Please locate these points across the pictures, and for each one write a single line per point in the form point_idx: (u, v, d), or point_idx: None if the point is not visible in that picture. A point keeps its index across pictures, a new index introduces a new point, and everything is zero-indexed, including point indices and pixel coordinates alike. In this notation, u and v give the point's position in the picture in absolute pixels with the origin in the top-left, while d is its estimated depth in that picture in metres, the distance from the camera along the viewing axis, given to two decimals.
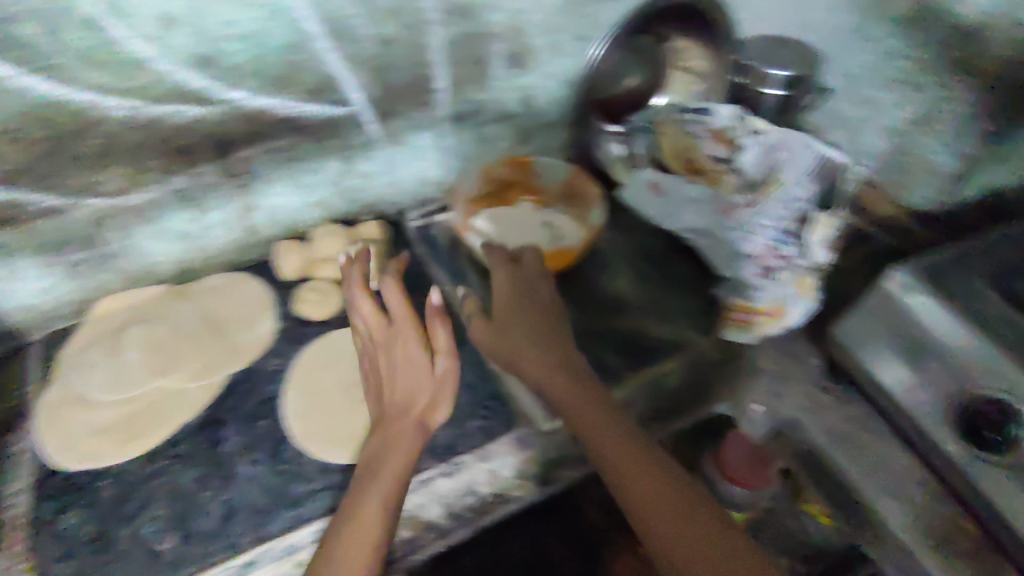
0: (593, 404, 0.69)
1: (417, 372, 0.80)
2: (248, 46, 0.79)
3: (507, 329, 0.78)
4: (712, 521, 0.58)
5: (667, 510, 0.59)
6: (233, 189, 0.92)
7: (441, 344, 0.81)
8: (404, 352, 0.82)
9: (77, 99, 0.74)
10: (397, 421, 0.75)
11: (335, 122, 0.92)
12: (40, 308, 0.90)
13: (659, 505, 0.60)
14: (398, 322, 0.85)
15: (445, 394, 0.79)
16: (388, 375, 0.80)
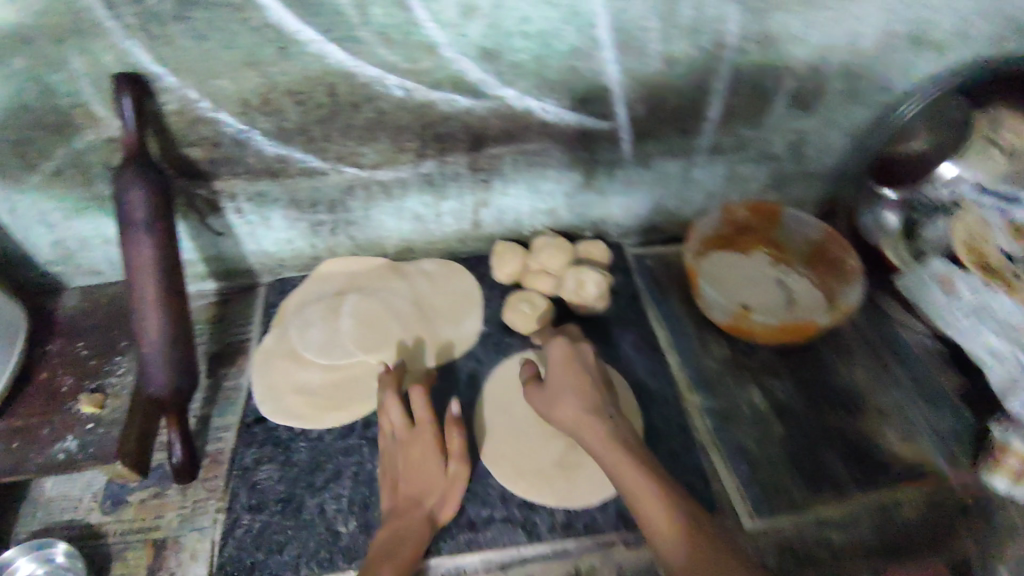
0: (605, 435, 0.66)
1: (426, 470, 0.71)
2: (534, 45, 0.75)
3: (558, 392, 0.71)
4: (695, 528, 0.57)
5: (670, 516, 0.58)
6: (473, 183, 0.89)
7: (456, 450, 0.72)
8: (420, 456, 0.71)
9: (365, 73, 0.74)
10: (411, 496, 0.69)
11: (591, 135, 0.86)
12: (277, 255, 0.94)
13: (633, 495, 0.61)
14: (419, 426, 0.73)
15: (455, 493, 0.71)
16: (400, 467, 0.71)
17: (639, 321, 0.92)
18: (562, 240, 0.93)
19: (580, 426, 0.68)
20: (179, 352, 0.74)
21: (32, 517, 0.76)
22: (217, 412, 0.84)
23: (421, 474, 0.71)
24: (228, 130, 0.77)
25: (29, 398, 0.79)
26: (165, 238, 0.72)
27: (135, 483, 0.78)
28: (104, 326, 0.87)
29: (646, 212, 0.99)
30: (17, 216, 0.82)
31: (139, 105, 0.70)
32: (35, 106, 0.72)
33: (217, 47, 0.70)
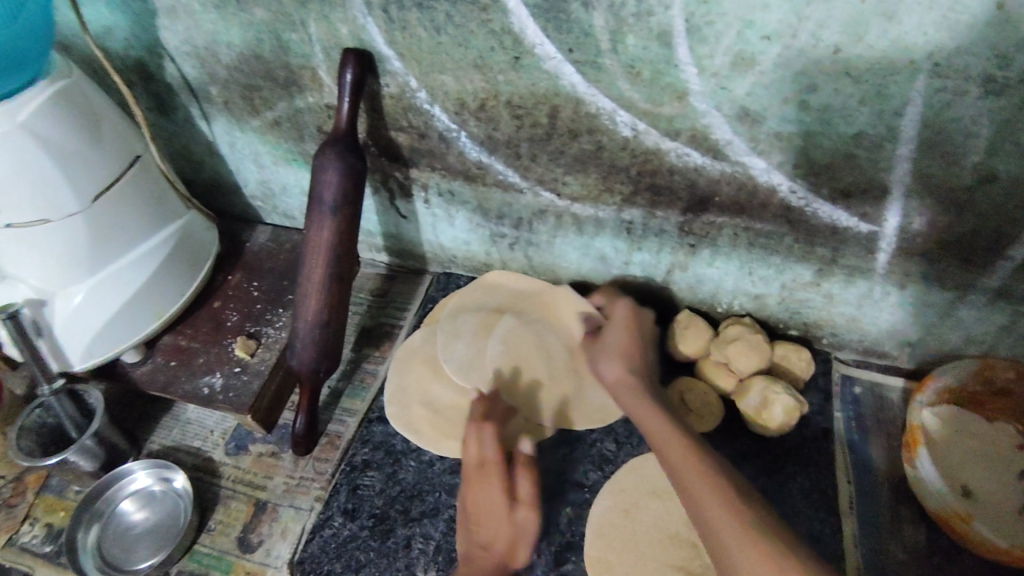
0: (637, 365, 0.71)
1: (493, 514, 0.63)
2: (809, 119, 0.60)
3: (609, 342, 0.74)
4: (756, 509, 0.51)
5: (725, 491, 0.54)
6: (676, 244, 0.77)
7: (526, 493, 0.64)
8: (484, 496, 0.64)
9: (597, 103, 0.65)
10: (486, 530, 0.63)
11: (839, 235, 0.69)
12: (451, 251, 0.91)
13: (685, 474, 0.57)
14: (485, 467, 0.65)
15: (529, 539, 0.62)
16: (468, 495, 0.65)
17: (822, 463, 0.75)
18: (761, 334, 0.78)
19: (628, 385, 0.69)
20: (327, 334, 0.73)
21: (171, 431, 0.82)
22: (348, 392, 0.83)
23: (492, 505, 0.63)
24: (438, 125, 0.73)
25: (199, 322, 0.84)
26: (347, 223, 0.70)
27: (258, 436, 0.80)
28: (279, 272, 0.89)
29: (876, 333, 0.80)
30: (237, 150, 0.86)
31: (360, 82, 0.68)
32: (271, 59, 0.72)
33: (451, 43, 0.64)
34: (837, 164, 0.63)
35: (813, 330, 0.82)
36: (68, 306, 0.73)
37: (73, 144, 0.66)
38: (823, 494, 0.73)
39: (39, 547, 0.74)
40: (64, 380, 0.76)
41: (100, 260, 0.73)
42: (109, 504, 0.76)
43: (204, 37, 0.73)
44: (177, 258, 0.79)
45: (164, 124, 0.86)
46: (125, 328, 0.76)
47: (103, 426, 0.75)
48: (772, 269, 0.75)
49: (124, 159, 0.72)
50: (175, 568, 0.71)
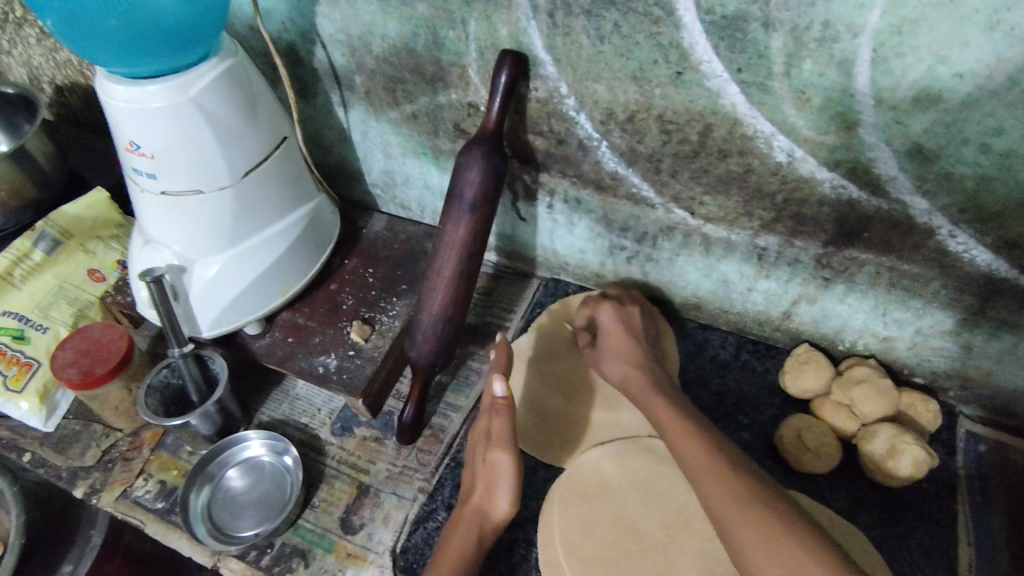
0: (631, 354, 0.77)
1: (593, 516, 0.70)
2: (990, 163, 0.57)
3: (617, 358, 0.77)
4: (765, 523, 0.54)
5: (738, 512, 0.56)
6: (809, 275, 0.74)
7: (500, 433, 0.66)
8: (589, 510, 0.71)
9: (756, 125, 0.63)
10: (476, 527, 0.64)
11: (995, 285, 0.65)
12: (564, 258, 0.90)
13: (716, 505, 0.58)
14: (587, 493, 0.72)
15: (502, 482, 0.65)
16: (580, 508, 0.71)
17: (943, 520, 0.71)
18: (888, 379, 0.74)
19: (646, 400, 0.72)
20: (448, 331, 0.74)
21: (280, 405, 0.84)
22: (453, 387, 0.84)
23: (584, 512, 0.70)
24: (580, 132, 0.72)
25: (316, 302, 0.86)
26: (483, 221, 0.71)
27: (364, 420, 0.82)
28: (395, 261, 0.90)
29: (1014, 392, 0.75)
30: (369, 139, 0.88)
31: (513, 84, 0.68)
32: (422, 53, 0.73)
33: (613, 53, 0.64)
34: (1014, 210, 0.59)
35: (941, 381, 0.78)
36: (204, 275, 0.75)
37: (231, 120, 0.69)
38: (943, 554, 0.69)
39: (150, 503, 0.77)
40: (192, 345, 0.78)
41: (238, 233, 0.75)
42: (222, 469, 0.78)
43: (359, 27, 0.74)
44: (306, 237, 0.82)
45: (303, 107, 0.88)
46: (252, 302, 0.78)
47: (225, 394, 0.78)
48: (912, 311, 0.72)
49: (272, 138, 0.74)
50: (279, 540, 0.74)
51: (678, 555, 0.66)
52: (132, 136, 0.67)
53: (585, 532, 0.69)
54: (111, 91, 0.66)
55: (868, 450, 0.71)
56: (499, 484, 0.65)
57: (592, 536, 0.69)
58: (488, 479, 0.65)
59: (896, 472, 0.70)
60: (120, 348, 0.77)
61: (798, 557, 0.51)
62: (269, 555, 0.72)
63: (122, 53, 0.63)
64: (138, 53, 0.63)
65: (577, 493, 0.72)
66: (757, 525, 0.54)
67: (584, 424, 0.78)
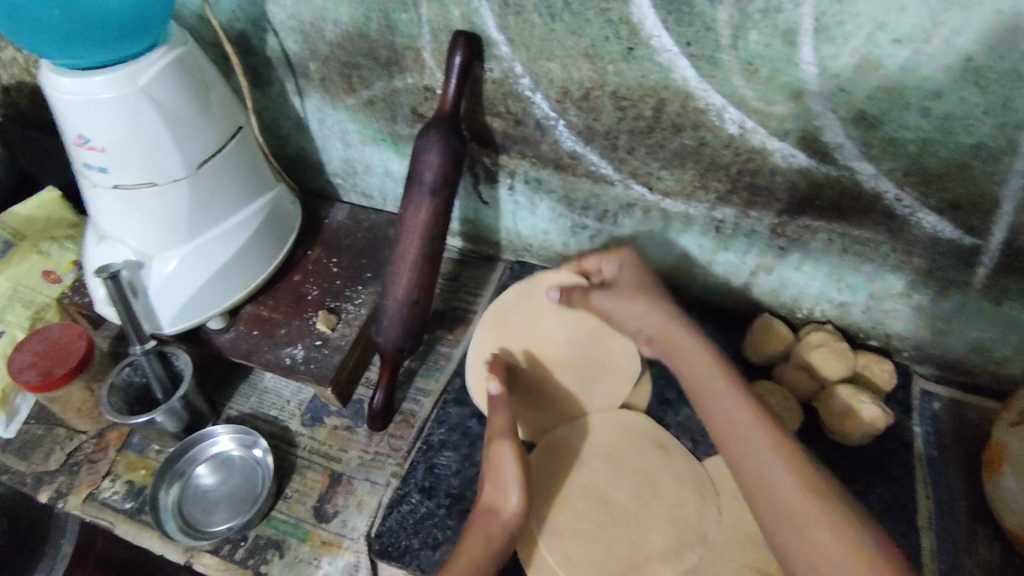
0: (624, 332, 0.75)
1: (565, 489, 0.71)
2: (929, 127, 0.59)
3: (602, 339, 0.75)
4: (796, 488, 0.57)
5: (785, 474, 0.58)
6: (765, 245, 0.76)
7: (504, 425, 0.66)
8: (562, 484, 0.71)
9: (707, 99, 0.64)
10: (487, 529, 0.63)
11: (940, 246, 0.68)
12: (528, 240, 0.91)
13: (757, 467, 0.60)
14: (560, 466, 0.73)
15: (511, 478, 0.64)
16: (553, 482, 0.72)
17: (901, 475, 0.74)
18: (844, 342, 0.77)
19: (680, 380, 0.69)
20: (414, 315, 0.74)
21: (248, 398, 0.84)
22: (422, 372, 0.84)
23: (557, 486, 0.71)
24: (537, 112, 0.73)
25: (280, 294, 0.85)
26: (444, 203, 0.71)
27: (335, 409, 0.82)
28: (359, 249, 0.90)
29: (963, 350, 0.78)
30: (327, 128, 0.87)
31: (468, 65, 0.68)
32: (376, 38, 0.73)
33: (565, 31, 0.64)
34: (955, 171, 0.61)
35: (895, 343, 0.81)
36: (163, 270, 0.74)
37: (183, 111, 0.68)
38: (902, 507, 0.72)
39: (119, 503, 0.76)
40: (155, 342, 0.77)
41: (197, 226, 0.74)
42: (191, 466, 0.78)
43: (311, 13, 0.73)
44: (267, 228, 0.81)
45: (257, 97, 0.87)
46: (214, 295, 0.78)
47: (190, 390, 0.77)
48: (864, 276, 0.74)
49: (227, 128, 0.73)
50: (253, 532, 0.73)
51: (657, 526, 0.68)
52: (80, 129, 0.66)
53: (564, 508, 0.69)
54: (55, 84, 0.64)
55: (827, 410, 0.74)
56: (506, 481, 0.64)
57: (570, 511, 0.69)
58: (493, 476, 0.65)
59: (854, 431, 0.73)
60: (79, 348, 0.75)
61: (833, 542, 0.53)
62: (243, 548, 0.72)
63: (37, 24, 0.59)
64: (73, 42, 0.61)
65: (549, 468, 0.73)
66: (789, 488, 0.57)
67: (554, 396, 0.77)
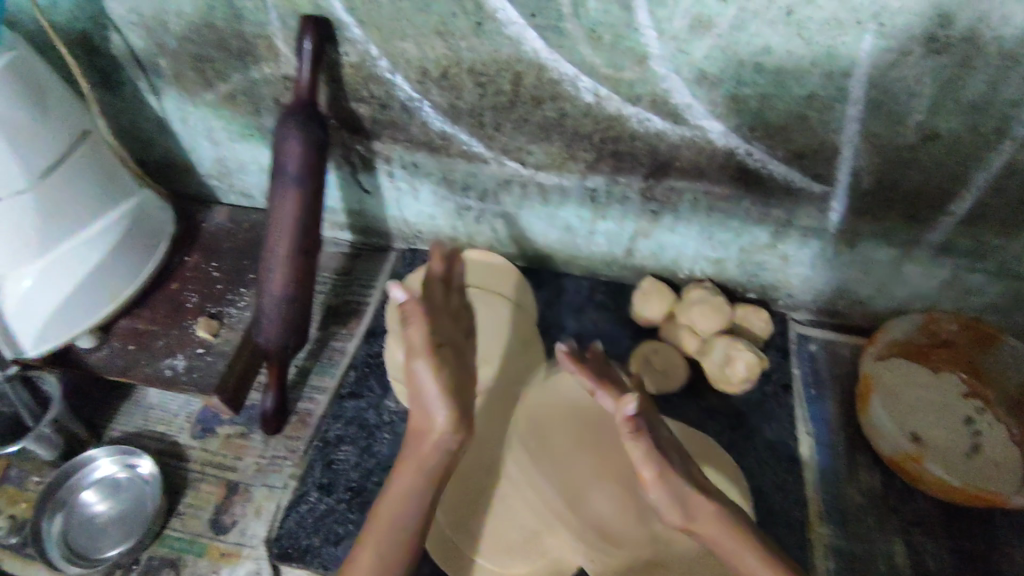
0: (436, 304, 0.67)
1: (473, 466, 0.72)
2: (764, 82, 0.62)
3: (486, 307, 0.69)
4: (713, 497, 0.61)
5: (434, 400, 0.63)
6: (639, 210, 0.78)
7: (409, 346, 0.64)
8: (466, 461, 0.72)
9: (560, 69, 0.65)
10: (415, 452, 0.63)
11: (793, 196, 0.72)
12: (416, 226, 0.90)
13: (419, 395, 0.64)
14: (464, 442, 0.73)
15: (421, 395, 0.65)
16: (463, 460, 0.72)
17: (784, 417, 0.78)
18: (720, 296, 0.80)
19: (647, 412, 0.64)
20: (295, 311, 0.72)
21: (133, 417, 0.80)
22: (317, 369, 0.82)
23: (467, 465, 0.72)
24: (400, 94, 0.72)
25: (157, 304, 0.81)
26: (312, 194, 0.70)
27: (226, 417, 0.79)
28: (239, 251, 0.87)
29: (830, 292, 0.83)
30: (191, 127, 0.83)
31: (320, 50, 0.66)
32: (224, 28, 0.70)
33: (412, 9, 0.64)
34: (795, 121, 0.65)
35: (771, 292, 0.85)
36: (19, 289, 0.70)
37: (12, 118, 0.63)
38: (785, 446, 0.76)
39: (2, 540, 0.71)
40: (17, 367, 0.73)
41: (49, 240, 0.70)
42: (74, 494, 0.73)
43: (151, 6, 0.70)
44: (131, 236, 0.77)
45: (111, 101, 0.83)
46: (79, 312, 0.73)
47: (62, 413, 0.72)
48: (732, 231, 0.78)
49: (70, 132, 0.69)
50: (146, 554, 0.70)
51: (547, 482, 0.70)
52: None
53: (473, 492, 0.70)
54: None
55: (708, 365, 0.76)
56: (425, 400, 0.63)
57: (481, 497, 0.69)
58: (417, 400, 0.64)
59: (732, 380, 0.75)
60: None
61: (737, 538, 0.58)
62: (137, 571, 0.69)
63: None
64: None
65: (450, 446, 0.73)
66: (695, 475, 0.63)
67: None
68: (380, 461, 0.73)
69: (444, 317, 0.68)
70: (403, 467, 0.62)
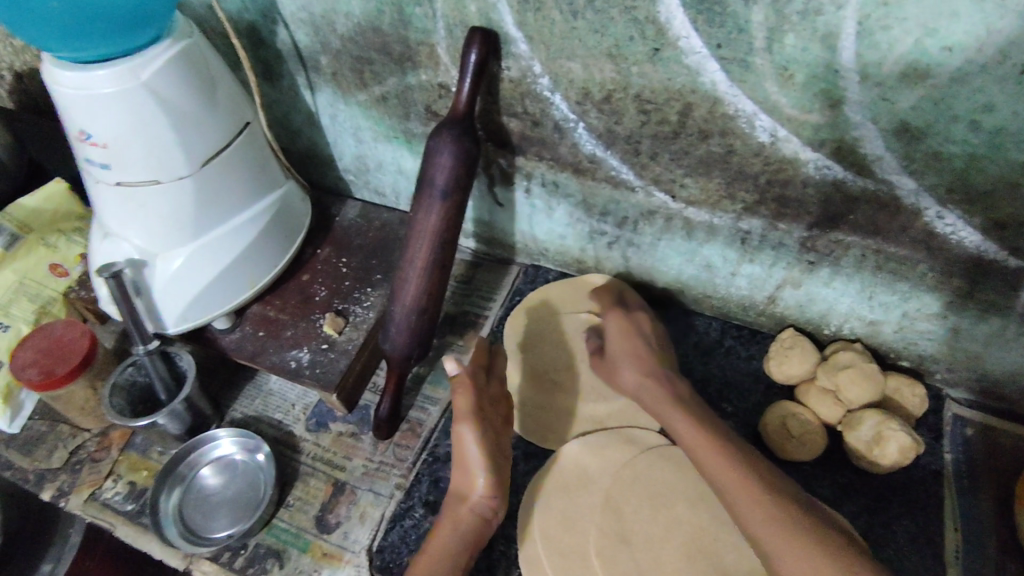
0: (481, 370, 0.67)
1: (580, 509, 0.68)
2: (979, 141, 0.54)
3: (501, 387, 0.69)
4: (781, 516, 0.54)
5: (477, 466, 0.62)
6: (794, 259, 0.72)
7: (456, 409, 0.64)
8: (572, 502, 0.69)
9: (737, 104, 0.60)
10: (456, 514, 0.62)
11: (982, 267, 0.64)
12: (544, 244, 0.88)
13: (461, 457, 0.63)
14: (576, 481, 0.70)
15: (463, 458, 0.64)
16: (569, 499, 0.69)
17: (930, 507, 0.70)
18: (874, 363, 0.73)
19: (646, 389, 0.69)
20: (423, 323, 0.72)
21: (253, 400, 0.82)
22: (431, 378, 0.82)
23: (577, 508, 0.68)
24: (556, 113, 0.69)
25: (287, 294, 0.83)
26: (455, 208, 0.68)
27: (340, 414, 0.79)
28: (368, 250, 0.87)
29: (1002, 375, 0.73)
30: (338, 123, 0.84)
31: (484, 63, 0.64)
32: (389, 32, 0.70)
33: (586, 29, 0.61)
34: (1005, 187, 0.57)
35: (928, 364, 0.77)
36: (167, 268, 0.72)
37: (186, 106, 0.65)
38: (930, 542, 0.68)
39: (120, 505, 0.75)
40: (157, 341, 0.76)
41: (201, 225, 0.72)
42: (193, 469, 0.76)
43: (322, 5, 0.70)
44: (274, 227, 0.78)
45: (268, 91, 0.85)
46: (219, 296, 0.75)
47: (193, 391, 0.75)
48: (898, 295, 0.70)
49: (233, 125, 0.71)
50: (253, 540, 0.72)
51: (664, 539, 0.65)
52: (82, 124, 0.64)
53: (568, 512, 0.68)
54: (57, 77, 0.62)
55: (855, 438, 0.70)
56: (471, 463, 0.62)
57: (576, 525, 0.67)
58: (459, 460, 0.63)
59: (882, 459, 0.68)
60: (82, 347, 0.74)
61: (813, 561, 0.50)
62: (243, 556, 0.70)
63: (42, 22, 0.56)
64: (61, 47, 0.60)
65: (560, 485, 0.70)
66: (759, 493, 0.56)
67: (569, 414, 0.77)
68: None
69: (490, 398, 0.66)
70: (440, 529, 0.62)
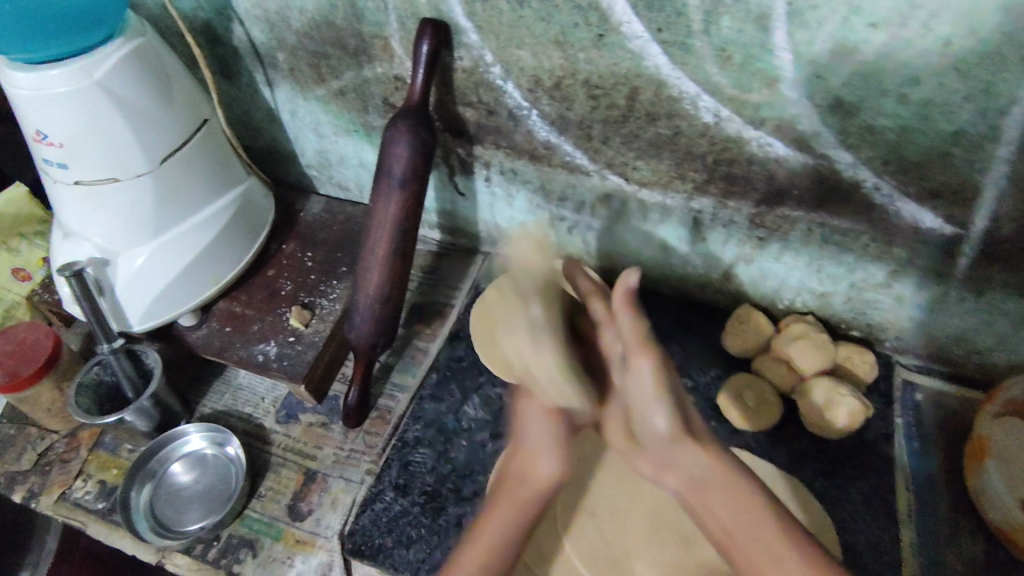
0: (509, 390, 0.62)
1: None
2: (908, 114, 0.57)
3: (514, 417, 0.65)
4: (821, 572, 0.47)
5: (545, 445, 0.55)
6: (744, 236, 0.74)
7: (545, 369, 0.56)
8: None
9: (681, 86, 0.63)
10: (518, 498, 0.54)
11: (921, 237, 0.66)
12: (506, 232, 0.89)
13: (525, 440, 0.56)
14: None
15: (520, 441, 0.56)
16: None
17: (881, 469, 0.73)
18: (825, 334, 0.76)
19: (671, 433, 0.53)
20: (387, 311, 0.73)
21: (223, 396, 0.83)
22: (399, 367, 0.83)
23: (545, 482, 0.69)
24: (509, 101, 0.71)
25: (253, 289, 0.83)
26: (414, 196, 0.70)
27: (309, 406, 0.80)
28: (333, 243, 0.88)
29: (946, 340, 0.77)
30: (298, 118, 0.85)
31: (436, 54, 0.66)
32: (343, 26, 0.71)
33: (534, 17, 0.62)
34: (937, 157, 0.59)
35: (878, 333, 0.80)
36: (129, 267, 0.73)
37: (144, 105, 0.66)
38: (882, 500, 0.71)
39: (91, 504, 0.75)
40: (123, 340, 0.76)
41: (163, 222, 0.73)
42: (164, 465, 0.76)
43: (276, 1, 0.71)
44: (237, 223, 0.79)
45: (226, 88, 0.85)
46: (185, 292, 0.76)
47: (160, 388, 0.75)
48: (844, 266, 0.73)
49: (192, 123, 0.72)
50: (226, 532, 0.72)
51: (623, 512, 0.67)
52: (38, 124, 0.64)
53: None
54: (10, 78, 0.62)
55: (809, 405, 0.72)
56: (538, 444, 0.55)
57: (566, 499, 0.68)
58: (527, 443, 0.56)
59: (836, 424, 0.71)
60: (46, 348, 0.74)
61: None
62: (217, 548, 0.71)
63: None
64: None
65: None
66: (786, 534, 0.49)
67: None
68: (455, 468, 0.72)
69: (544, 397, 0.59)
70: (499, 521, 0.54)
